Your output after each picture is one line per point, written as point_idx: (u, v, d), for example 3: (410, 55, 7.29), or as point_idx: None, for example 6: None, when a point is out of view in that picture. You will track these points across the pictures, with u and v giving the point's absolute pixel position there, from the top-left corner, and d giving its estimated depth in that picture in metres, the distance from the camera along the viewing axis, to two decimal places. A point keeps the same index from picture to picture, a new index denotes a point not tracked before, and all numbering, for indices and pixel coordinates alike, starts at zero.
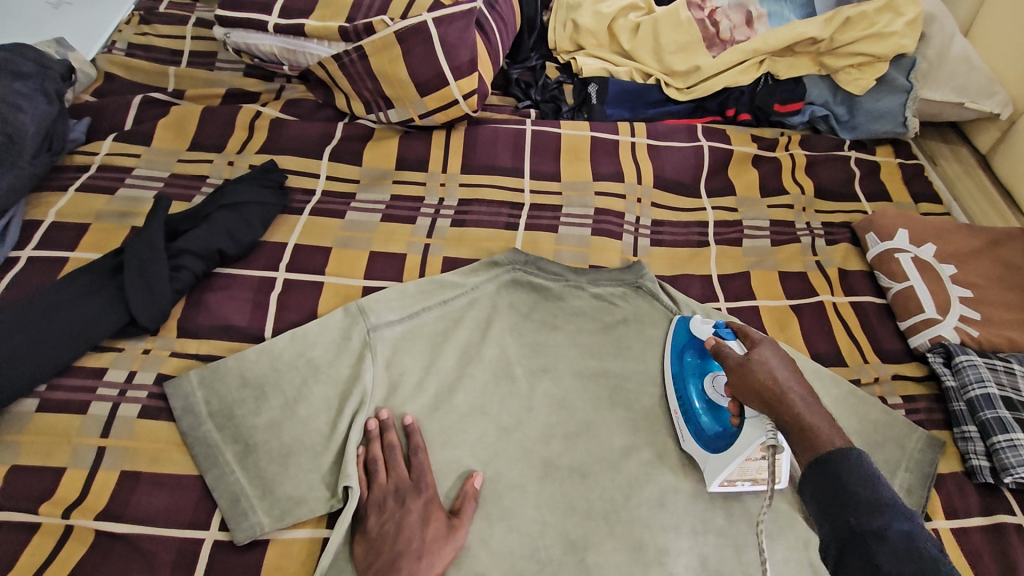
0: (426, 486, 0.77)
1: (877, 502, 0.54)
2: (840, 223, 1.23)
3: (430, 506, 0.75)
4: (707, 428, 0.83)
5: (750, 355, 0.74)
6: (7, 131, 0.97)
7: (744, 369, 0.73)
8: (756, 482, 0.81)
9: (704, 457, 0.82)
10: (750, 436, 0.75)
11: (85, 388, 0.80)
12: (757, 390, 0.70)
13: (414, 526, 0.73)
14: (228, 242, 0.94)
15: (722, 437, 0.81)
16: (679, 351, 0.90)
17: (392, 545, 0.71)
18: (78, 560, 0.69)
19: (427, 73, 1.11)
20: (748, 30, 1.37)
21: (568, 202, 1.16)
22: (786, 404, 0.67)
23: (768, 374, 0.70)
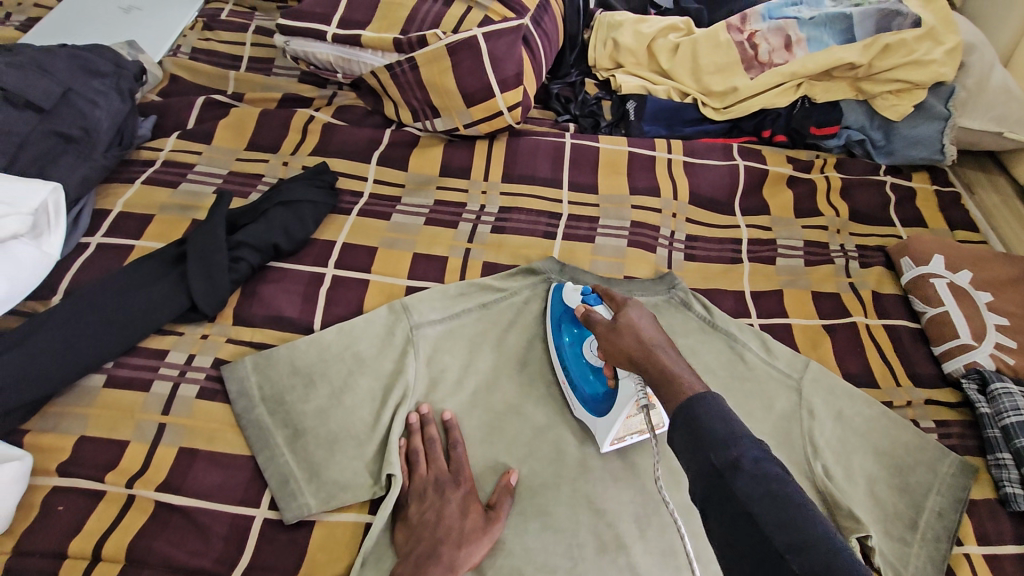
0: (464, 478, 0.80)
1: (731, 436, 0.57)
2: (875, 247, 1.24)
3: (468, 500, 0.78)
4: (588, 392, 0.87)
5: (616, 320, 0.79)
6: (83, 124, 1.03)
7: (613, 333, 0.78)
8: (644, 432, 0.85)
9: (594, 421, 0.86)
10: (626, 392, 0.81)
11: (149, 368, 0.85)
12: (627, 353, 0.75)
13: (453, 515, 0.76)
14: (283, 237, 0.99)
15: (604, 399, 0.85)
16: (558, 320, 0.94)
17: (430, 532, 0.75)
18: (139, 528, 0.73)
19: (474, 85, 1.16)
20: (786, 54, 1.38)
21: (605, 214, 1.19)
22: (652, 360, 0.72)
23: (634, 336, 0.76)
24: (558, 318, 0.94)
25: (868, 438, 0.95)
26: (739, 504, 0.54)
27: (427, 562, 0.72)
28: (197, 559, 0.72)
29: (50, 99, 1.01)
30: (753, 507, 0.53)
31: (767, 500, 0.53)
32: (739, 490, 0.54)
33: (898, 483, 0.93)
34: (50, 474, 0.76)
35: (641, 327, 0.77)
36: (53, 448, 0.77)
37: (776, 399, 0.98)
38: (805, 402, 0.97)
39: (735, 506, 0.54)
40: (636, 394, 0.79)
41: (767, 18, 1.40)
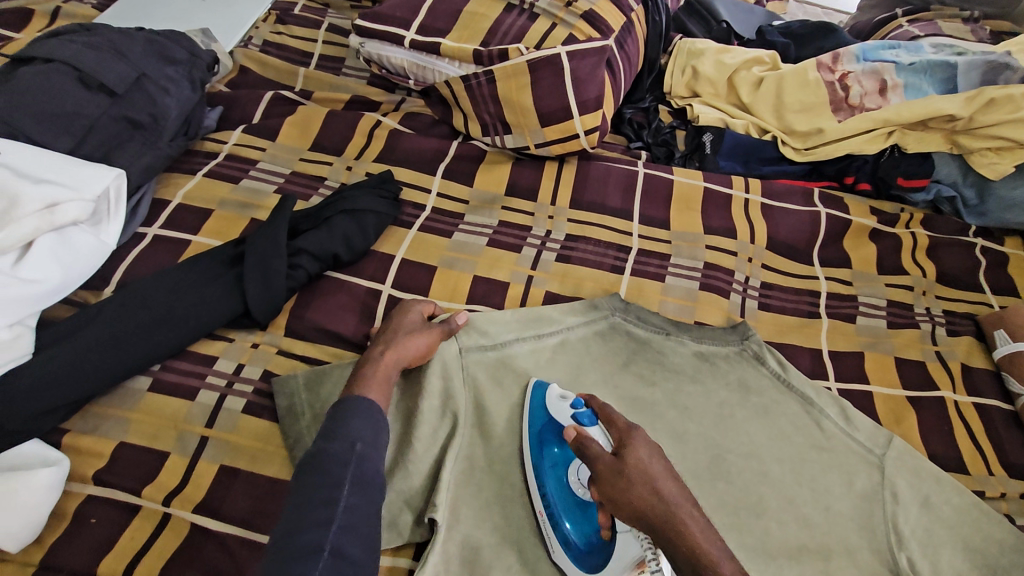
0: (405, 306, 0.90)
1: None
2: (964, 313, 1.15)
3: (405, 312, 0.88)
4: (575, 538, 0.74)
5: (622, 459, 0.69)
6: (152, 112, 1.00)
7: (619, 478, 0.67)
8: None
9: (579, 574, 0.72)
10: (626, 550, 0.69)
11: (195, 375, 0.81)
12: (637, 509, 0.65)
13: (394, 330, 0.85)
14: (344, 247, 0.95)
15: (595, 550, 0.73)
16: (538, 434, 0.82)
17: (381, 345, 0.82)
18: (171, 554, 0.67)
19: (553, 105, 1.10)
20: (880, 99, 1.29)
21: (677, 252, 1.12)
22: (679, 529, 0.63)
23: (647, 487, 0.66)
24: (538, 432, 0.81)
25: (957, 531, 0.85)
26: None
27: (365, 359, 0.80)
28: None
29: (123, 83, 0.97)
30: None
31: None
32: None
33: None
34: (85, 481, 0.71)
35: (652, 469, 0.68)
36: (90, 452, 0.73)
37: (856, 476, 0.89)
38: (887, 483, 0.88)
39: None
40: (640, 555, 0.67)
41: (862, 59, 1.31)
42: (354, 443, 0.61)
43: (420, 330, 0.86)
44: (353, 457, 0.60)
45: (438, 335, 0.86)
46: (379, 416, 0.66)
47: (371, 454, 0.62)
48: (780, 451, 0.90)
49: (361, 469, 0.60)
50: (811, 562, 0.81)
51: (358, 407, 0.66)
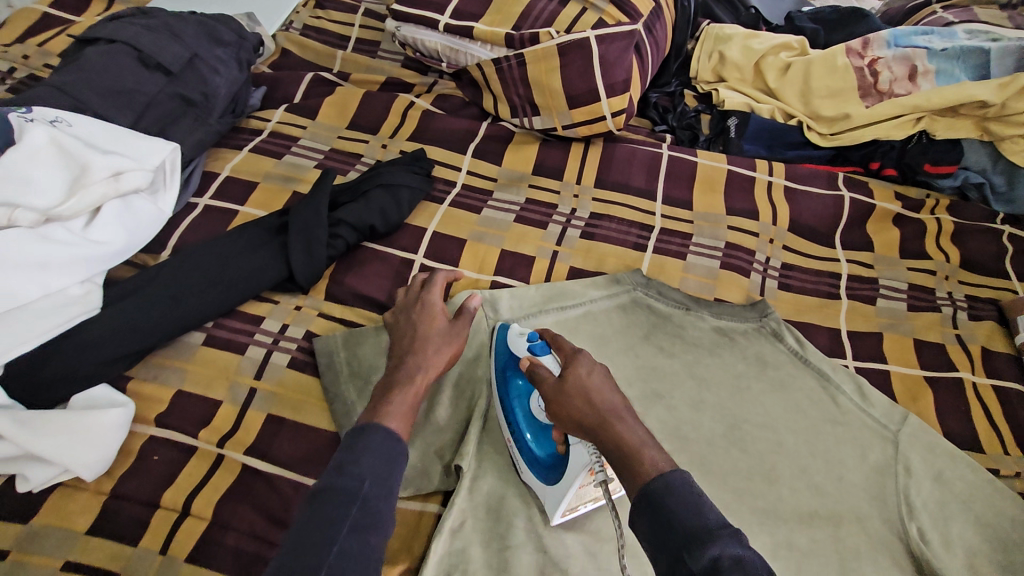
0: (425, 304, 0.84)
1: (703, 529, 0.51)
2: (987, 298, 1.16)
3: (430, 316, 0.82)
4: (538, 456, 0.78)
5: (564, 377, 0.71)
6: (203, 90, 1.06)
7: (560, 395, 0.70)
8: (598, 501, 0.77)
9: (543, 489, 0.77)
10: (578, 460, 0.71)
11: (245, 332, 0.87)
12: (575, 418, 0.68)
13: (421, 342, 0.78)
14: (380, 220, 1.00)
15: (554, 464, 0.76)
16: (502, 371, 0.85)
17: (410, 363, 0.74)
18: (225, 489, 0.73)
19: (581, 88, 1.14)
20: (909, 85, 1.29)
21: (699, 231, 1.15)
22: (609, 430, 0.64)
23: (584, 400, 0.68)
24: (501, 367, 0.85)
25: (970, 506, 0.87)
26: None
27: (391, 380, 0.72)
28: (278, 528, 0.70)
29: (178, 62, 1.04)
30: None
31: None
32: None
33: (1003, 562, 0.83)
34: (148, 423, 0.78)
35: (592, 387, 0.69)
36: (152, 398, 0.80)
37: (870, 449, 0.91)
38: (901, 458, 0.90)
39: None
40: (589, 463, 0.69)
41: (893, 45, 1.31)
42: (362, 482, 0.55)
43: (446, 337, 0.80)
44: (359, 496, 0.54)
45: (462, 338, 0.81)
46: (392, 453, 0.59)
47: (381, 498, 0.55)
48: (796, 423, 0.93)
49: (367, 510, 0.54)
50: (822, 527, 0.84)
51: (371, 442, 0.59)
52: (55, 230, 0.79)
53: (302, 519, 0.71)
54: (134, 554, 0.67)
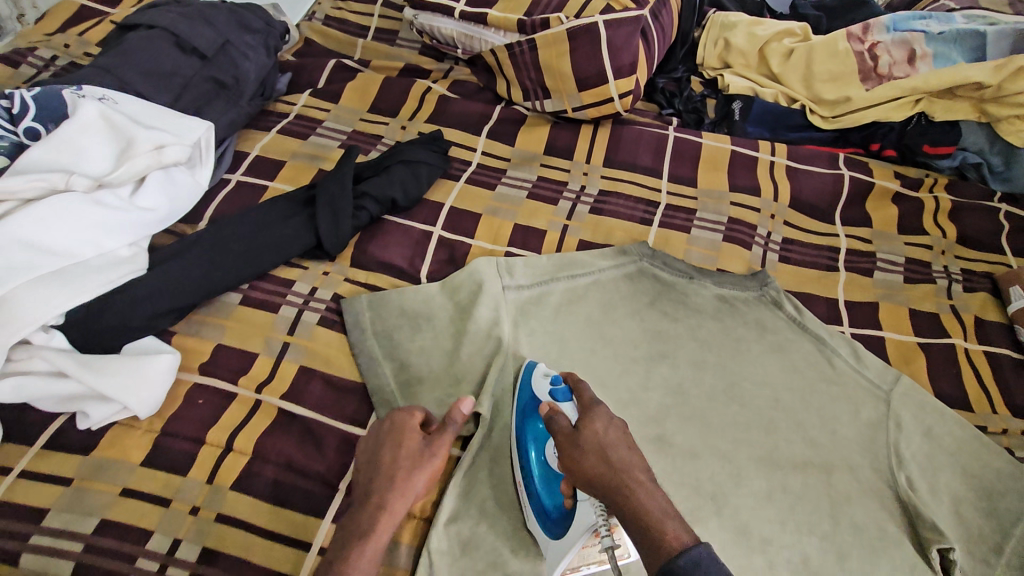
0: (396, 423, 0.75)
1: None
2: (981, 272, 1.20)
3: (400, 434, 0.74)
4: (545, 508, 0.77)
5: (580, 429, 0.71)
6: (233, 74, 1.13)
7: (574, 446, 0.70)
8: (602, 563, 0.76)
9: (546, 541, 0.76)
10: (584, 520, 0.71)
11: (278, 293, 0.94)
12: (589, 476, 0.67)
13: (389, 464, 0.71)
14: (401, 193, 1.07)
15: (560, 518, 0.75)
16: (522, 411, 0.85)
17: (384, 484, 0.68)
18: (264, 429, 0.80)
19: (589, 71, 1.19)
20: (909, 68, 1.34)
21: (703, 207, 1.20)
22: (625, 496, 0.63)
23: (599, 456, 0.67)
24: (522, 406, 0.85)
25: (957, 458, 0.92)
26: None
27: (361, 506, 0.67)
28: (313, 464, 0.78)
29: (211, 47, 1.11)
30: None
31: None
32: None
33: (985, 507, 0.89)
34: (192, 372, 0.85)
35: (607, 440, 0.69)
36: (195, 350, 0.87)
37: (863, 407, 0.97)
38: (893, 414, 0.95)
39: None
40: (596, 524, 0.70)
41: (892, 29, 1.36)
42: None
43: (417, 459, 0.71)
44: None
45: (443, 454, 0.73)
46: None
47: None
48: (793, 382, 0.99)
49: None
50: (813, 474, 0.91)
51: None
52: (105, 195, 0.86)
53: (333, 456, 0.79)
54: (183, 483, 0.75)
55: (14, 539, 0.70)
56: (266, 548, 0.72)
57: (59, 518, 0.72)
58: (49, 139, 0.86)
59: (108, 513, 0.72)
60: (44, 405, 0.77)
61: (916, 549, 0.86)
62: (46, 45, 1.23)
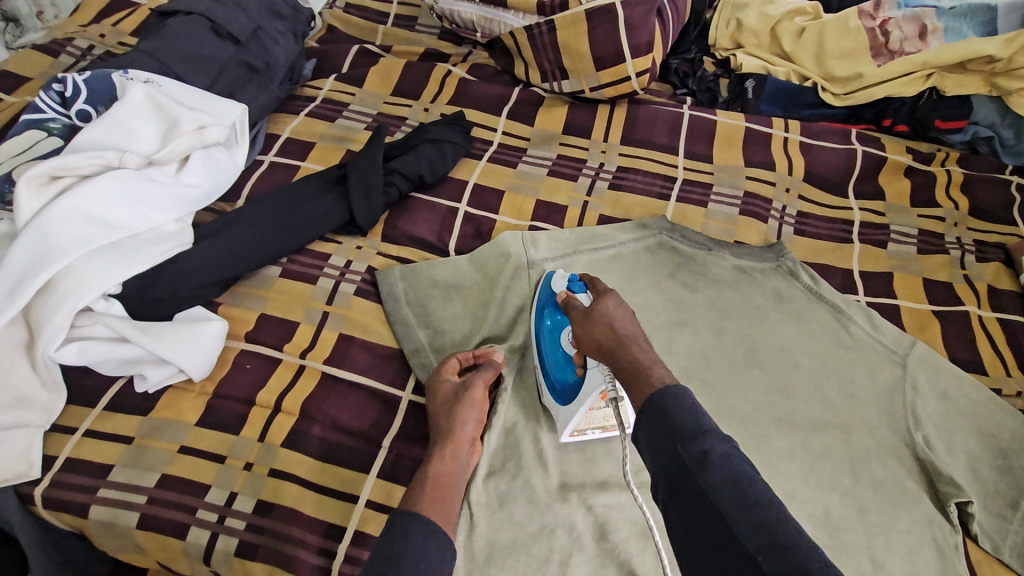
0: (435, 382, 0.87)
1: (698, 429, 0.57)
2: (995, 242, 1.22)
3: (443, 386, 0.86)
4: (557, 380, 0.86)
5: (593, 308, 0.76)
6: (265, 59, 1.18)
7: (587, 321, 0.75)
8: (607, 429, 0.86)
9: (557, 408, 0.86)
10: (592, 383, 0.80)
11: (315, 267, 1.00)
12: (596, 341, 0.73)
13: (441, 414, 0.83)
14: (429, 170, 1.11)
15: (570, 388, 0.84)
16: (540, 304, 0.92)
17: (443, 426, 0.80)
18: (310, 391, 0.88)
19: (608, 50, 1.22)
20: (920, 43, 1.36)
21: (719, 181, 1.23)
22: (624, 352, 0.69)
23: (607, 326, 0.73)
24: (540, 301, 0.92)
25: (972, 419, 0.95)
26: (705, 501, 0.53)
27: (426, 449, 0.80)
28: (357, 422, 0.86)
29: (244, 33, 1.15)
30: (717, 497, 0.53)
31: (732, 492, 0.53)
32: (708, 483, 0.53)
33: (1000, 464, 0.92)
34: (239, 339, 0.92)
35: (615, 313, 0.74)
36: (241, 319, 0.93)
37: (880, 370, 1.00)
38: (908, 377, 0.99)
39: (701, 504, 0.53)
40: (602, 387, 0.79)
41: (902, 6, 1.38)
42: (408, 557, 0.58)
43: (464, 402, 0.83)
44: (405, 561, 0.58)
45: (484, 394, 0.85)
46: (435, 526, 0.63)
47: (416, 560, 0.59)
48: (811, 347, 1.02)
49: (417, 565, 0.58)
50: (833, 435, 0.94)
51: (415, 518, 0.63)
52: (155, 172, 0.92)
53: (374, 416, 0.87)
54: (237, 441, 0.83)
55: (84, 493, 0.78)
56: (316, 500, 0.79)
57: (123, 473, 0.80)
58: (103, 120, 0.92)
59: (169, 468, 0.80)
60: (104, 369, 0.85)
61: (935, 503, 0.90)
62: (82, 36, 1.28)
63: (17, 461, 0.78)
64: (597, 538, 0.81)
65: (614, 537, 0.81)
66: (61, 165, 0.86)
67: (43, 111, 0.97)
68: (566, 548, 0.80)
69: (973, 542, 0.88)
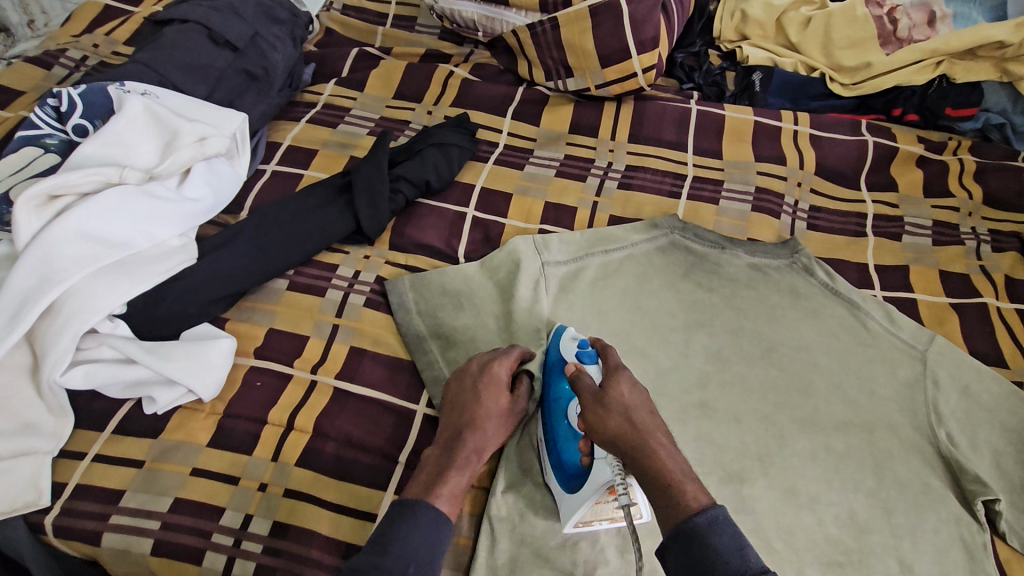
0: (493, 376, 0.82)
1: (746, 575, 0.55)
2: (1010, 232, 1.20)
3: (484, 380, 0.82)
4: (564, 462, 0.79)
5: (606, 390, 0.73)
6: (263, 66, 1.15)
7: (599, 406, 0.72)
8: (614, 521, 0.77)
9: (562, 496, 0.79)
10: (600, 474, 0.73)
11: (323, 278, 0.98)
12: (612, 434, 0.70)
13: (489, 415, 0.79)
14: (435, 175, 1.08)
15: (577, 474, 0.77)
16: (549, 374, 0.86)
17: (479, 424, 0.78)
18: (323, 407, 0.86)
19: (613, 46, 1.20)
20: (928, 30, 1.36)
21: (729, 178, 1.21)
22: (647, 452, 0.67)
23: (623, 416, 0.70)
24: (549, 371, 0.86)
25: (996, 415, 0.93)
26: None
27: (459, 440, 0.76)
28: (372, 438, 0.84)
29: (242, 39, 1.13)
30: None
31: None
32: None
33: None
34: (248, 355, 0.90)
35: (631, 403, 0.72)
36: (249, 335, 0.92)
37: (900, 366, 0.98)
38: (929, 373, 0.97)
39: None
40: (611, 481, 0.72)
41: None
42: (408, 565, 0.62)
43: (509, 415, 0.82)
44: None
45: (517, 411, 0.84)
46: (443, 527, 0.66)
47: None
48: (829, 345, 1.00)
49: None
50: (856, 434, 0.93)
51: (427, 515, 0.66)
52: (156, 187, 0.91)
53: (389, 432, 0.85)
54: (250, 461, 0.81)
55: (95, 520, 0.77)
56: (334, 519, 0.78)
57: (135, 498, 0.78)
58: (101, 135, 0.90)
59: (182, 491, 0.78)
60: (111, 392, 0.83)
61: (961, 501, 0.88)
62: (75, 47, 1.25)
63: (26, 490, 0.76)
64: (620, 550, 0.80)
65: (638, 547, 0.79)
66: (60, 185, 0.84)
67: (40, 127, 0.94)
68: (589, 560, 0.78)
69: (1001, 539, 0.86)
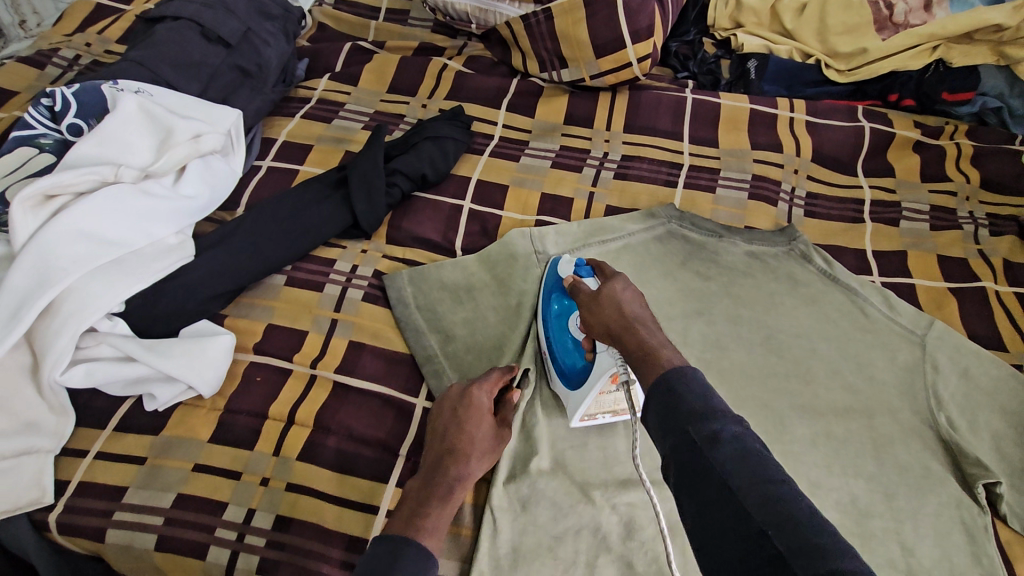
0: (474, 402, 0.81)
1: (709, 408, 0.56)
2: (1008, 215, 1.20)
3: (465, 409, 0.80)
4: (566, 365, 0.85)
5: (600, 290, 0.75)
6: (257, 62, 1.15)
7: (596, 304, 0.74)
8: (617, 413, 0.85)
9: (566, 396, 0.85)
10: (602, 366, 0.78)
11: (321, 273, 0.98)
12: (606, 326, 0.71)
13: (473, 444, 0.78)
14: (431, 169, 1.08)
15: (580, 371, 0.83)
16: (547, 291, 0.91)
17: (461, 454, 0.77)
18: (323, 402, 0.86)
19: (607, 36, 1.19)
20: (924, 15, 1.35)
21: (726, 166, 1.21)
22: (634, 335, 0.68)
23: (616, 309, 0.71)
24: (548, 289, 0.91)
25: (995, 398, 0.94)
26: (715, 479, 0.51)
27: (440, 471, 0.74)
28: (373, 432, 0.84)
29: (234, 35, 1.12)
30: (729, 478, 0.51)
31: (745, 473, 0.51)
32: (718, 463, 0.52)
33: None
34: (248, 351, 0.90)
35: (623, 296, 0.72)
36: (248, 331, 0.92)
37: (899, 351, 0.98)
38: (928, 357, 0.97)
39: (715, 483, 0.51)
40: (612, 370, 0.77)
41: None
42: None
43: (494, 439, 0.81)
44: None
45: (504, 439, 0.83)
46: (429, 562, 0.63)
47: None
48: (827, 331, 1.01)
49: None
50: (856, 420, 0.93)
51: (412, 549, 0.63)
52: (153, 185, 0.90)
53: (389, 426, 0.85)
54: (252, 456, 0.81)
55: (98, 518, 0.77)
56: (337, 513, 0.78)
57: (137, 495, 0.78)
58: (96, 134, 0.90)
59: (184, 487, 0.79)
60: (112, 390, 0.83)
61: (962, 485, 0.88)
62: (67, 46, 1.24)
63: (29, 489, 0.77)
64: (622, 538, 0.80)
65: (640, 536, 0.80)
66: (55, 184, 0.84)
67: (34, 126, 0.94)
68: (592, 550, 0.79)
69: (1002, 522, 0.86)
